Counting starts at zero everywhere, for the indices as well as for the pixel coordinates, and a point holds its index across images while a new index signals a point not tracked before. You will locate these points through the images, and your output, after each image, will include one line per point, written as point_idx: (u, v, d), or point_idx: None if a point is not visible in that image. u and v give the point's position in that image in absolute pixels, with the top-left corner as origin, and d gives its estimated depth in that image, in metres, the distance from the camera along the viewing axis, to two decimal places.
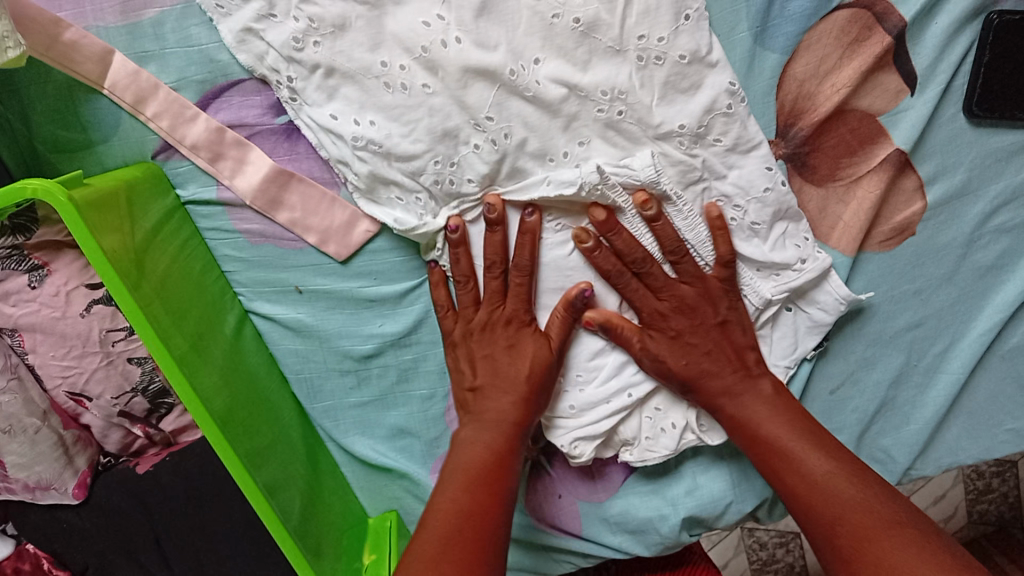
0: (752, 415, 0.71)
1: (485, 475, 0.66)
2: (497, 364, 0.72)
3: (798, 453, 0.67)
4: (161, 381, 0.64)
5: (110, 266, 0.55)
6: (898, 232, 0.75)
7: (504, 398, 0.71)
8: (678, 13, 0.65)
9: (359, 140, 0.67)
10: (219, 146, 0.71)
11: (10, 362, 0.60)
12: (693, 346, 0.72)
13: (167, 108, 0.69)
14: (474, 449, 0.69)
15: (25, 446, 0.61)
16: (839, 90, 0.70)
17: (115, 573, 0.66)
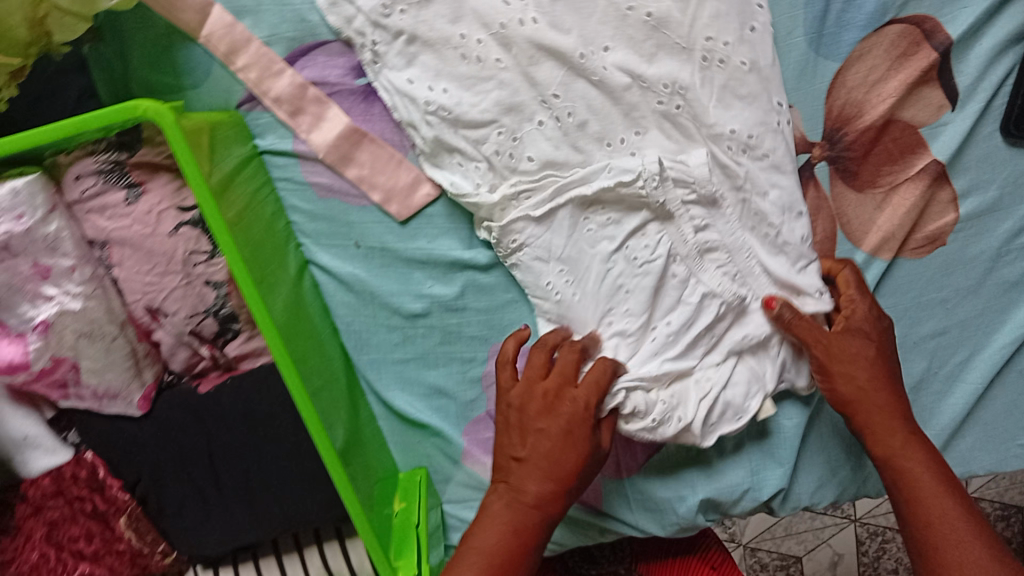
0: (915, 470, 0.68)
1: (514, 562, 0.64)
2: (536, 445, 0.67)
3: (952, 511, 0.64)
4: (233, 309, 0.68)
5: (204, 184, 0.60)
6: (930, 242, 0.79)
7: (541, 480, 0.66)
8: (743, 24, 0.70)
9: (431, 106, 0.72)
10: (300, 101, 0.76)
11: (97, 273, 0.65)
12: (857, 359, 0.71)
13: (256, 60, 0.75)
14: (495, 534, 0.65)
15: (100, 352, 0.66)
16: (885, 99, 0.74)
17: (167, 485, 0.71)
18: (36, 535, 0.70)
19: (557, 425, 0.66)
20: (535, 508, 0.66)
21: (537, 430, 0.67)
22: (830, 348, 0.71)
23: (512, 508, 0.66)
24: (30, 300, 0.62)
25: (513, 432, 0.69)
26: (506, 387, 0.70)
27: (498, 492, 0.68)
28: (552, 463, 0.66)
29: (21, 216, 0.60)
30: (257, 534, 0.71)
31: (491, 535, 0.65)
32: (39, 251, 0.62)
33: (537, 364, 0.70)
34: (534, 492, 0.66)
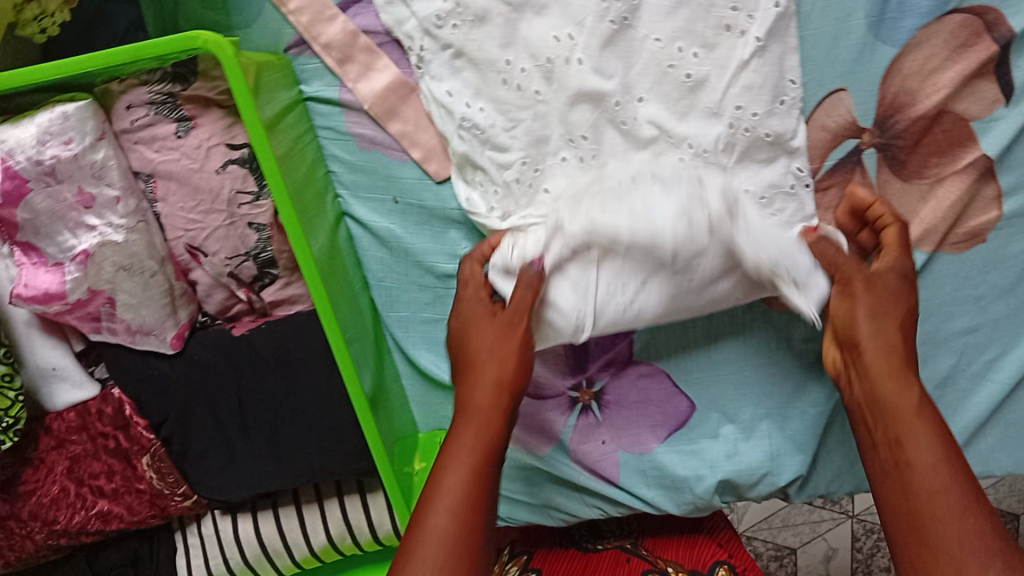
0: (880, 394, 0.62)
1: (483, 466, 0.62)
2: (472, 357, 0.69)
3: (920, 435, 0.59)
4: (273, 253, 0.68)
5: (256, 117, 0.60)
6: (970, 237, 0.79)
7: (481, 386, 0.67)
8: (776, 97, 0.70)
9: (466, 121, 0.72)
10: (350, 49, 0.75)
11: (140, 206, 0.64)
12: (886, 301, 0.65)
13: (310, 4, 0.74)
14: (458, 449, 0.63)
15: (137, 287, 0.65)
16: (940, 90, 0.74)
17: (192, 428, 0.70)
18: (58, 468, 0.71)
19: (494, 337, 0.69)
20: (490, 413, 0.65)
21: (478, 349, 0.69)
22: (869, 280, 0.66)
23: (474, 420, 0.65)
24: (71, 230, 0.61)
25: (464, 362, 0.69)
26: (458, 315, 0.72)
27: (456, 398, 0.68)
28: (487, 374, 0.67)
29: (69, 142, 0.59)
30: (281, 481, 0.71)
31: (450, 489, 0.60)
32: (84, 179, 0.61)
33: (483, 303, 0.71)
34: (481, 400, 0.66)
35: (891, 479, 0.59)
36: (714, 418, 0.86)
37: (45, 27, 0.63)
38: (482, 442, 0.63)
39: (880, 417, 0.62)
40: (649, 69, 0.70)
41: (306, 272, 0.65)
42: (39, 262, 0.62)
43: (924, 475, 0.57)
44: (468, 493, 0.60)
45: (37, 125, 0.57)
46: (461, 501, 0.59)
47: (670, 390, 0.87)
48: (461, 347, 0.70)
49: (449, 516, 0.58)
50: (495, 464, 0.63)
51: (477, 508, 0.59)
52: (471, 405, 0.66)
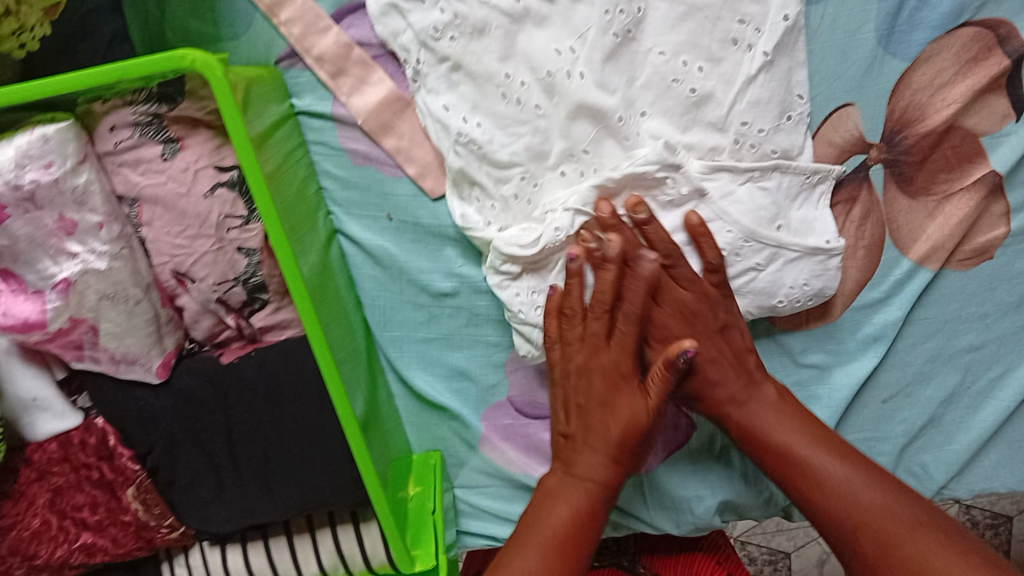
0: (758, 420, 0.69)
1: (573, 542, 0.65)
2: (591, 416, 0.69)
3: (818, 455, 0.66)
4: (264, 277, 0.65)
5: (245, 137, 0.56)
6: (978, 254, 0.77)
7: (596, 456, 0.68)
8: (782, 113, 0.68)
9: (462, 138, 0.69)
10: (342, 61, 0.72)
11: (125, 231, 0.61)
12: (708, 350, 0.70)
13: (302, 15, 0.71)
14: (563, 509, 0.67)
15: (121, 316, 0.62)
16: (949, 105, 0.72)
17: (180, 459, 0.67)
18: (39, 501, 0.67)
19: (625, 421, 0.67)
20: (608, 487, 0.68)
21: (605, 411, 0.68)
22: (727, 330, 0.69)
23: (580, 488, 0.68)
24: (52, 257, 0.58)
25: (574, 412, 0.70)
26: (553, 343, 0.70)
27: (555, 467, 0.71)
28: (607, 439, 0.68)
29: (49, 165, 0.55)
30: (271, 514, 0.68)
31: (554, 521, 0.66)
32: (66, 204, 0.57)
33: (593, 322, 0.68)
34: (590, 469, 0.68)
35: (820, 504, 0.65)
36: (714, 437, 0.84)
37: (23, 41, 0.60)
38: (581, 517, 0.67)
39: (792, 460, 0.67)
40: (653, 79, 0.68)
41: (295, 293, 0.61)
42: (18, 288, 0.59)
43: (878, 515, 0.62)
44: (569, 527, 0.66)
45: (16, 148, 0.55)
46: (552, 546, 0.64)
47: (673, 409, 0.83)
48: (562, 404, 0.72)
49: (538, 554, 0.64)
50: (597, 525, 0.67)
51: (568, 564, 0.64)
52: (578, 473, 0.68)
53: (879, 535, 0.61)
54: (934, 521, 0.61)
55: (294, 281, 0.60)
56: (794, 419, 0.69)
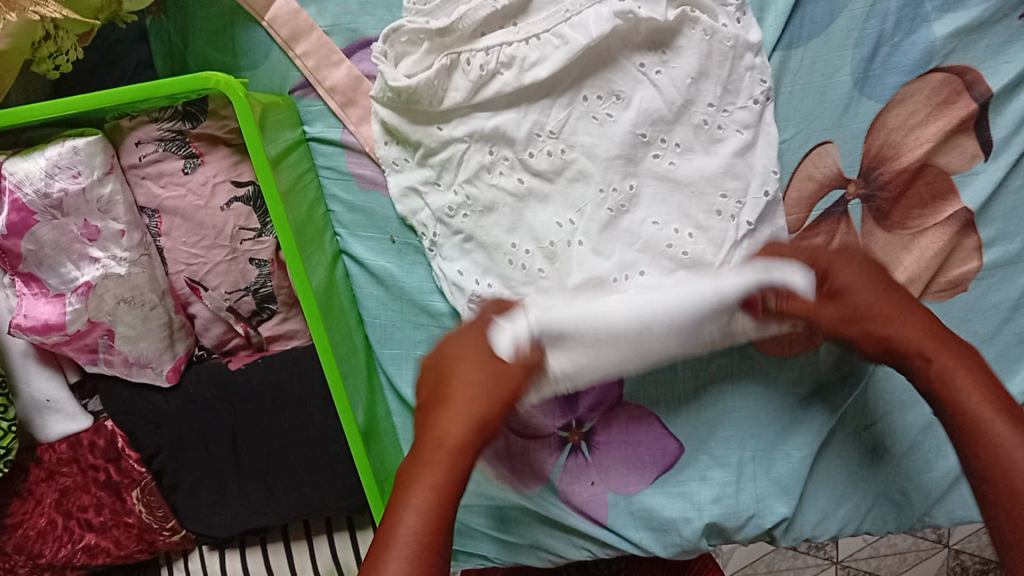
0: (941, 363, 0.59)
1: (448, 484, 0.55)
2: (444, 383, 0.61)
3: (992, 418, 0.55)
4: (273, 288, 0.68)
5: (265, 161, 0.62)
6: (952, 286, 0.80)
7: (451, 415, 0.58)
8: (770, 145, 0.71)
9: (475, 299, 0.74)
10: (353, 93, 0.76)
11: (144, 239, 0.65)
12: (868, 275, 0.62)
13: (316, 49, 0.76)
14: (422, 471, 0.56)
15: (136, 320, 0.65)
16: (922, 144, 0.76)
17: (184, 460, 0.70)
18: (46, 500, 0.71)
19: (480, 371, 0.60)
20: (458, 439, 0.57)
21: (463, 380, 0.60)
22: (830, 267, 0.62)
23: (435, 467, 0.55)
24: (75, 261, 0.63)
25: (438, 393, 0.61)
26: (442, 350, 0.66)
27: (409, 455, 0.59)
28: (469, 392, 0.59)
29: (78, 175, 0.60)
30: (271, 518, 0.70)
31: (408, 525, 0.52)
32: (90, 212, 0.62)
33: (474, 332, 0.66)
34: (449, 425, 0.58)
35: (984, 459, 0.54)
36: (702, 461, 0.86)
37: (59, 64, 0.65)
38: (445, 491, 0.55)
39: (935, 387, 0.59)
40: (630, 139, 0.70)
41: (306, 305, 0.65)
42: (39, 292, 0.64)
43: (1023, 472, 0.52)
44: (436, 482, 0.55)
45: (47, 158, 0.59)
46: (416, 543, 0.52)
47: (660, 431, 0.87)
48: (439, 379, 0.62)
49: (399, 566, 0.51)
50: (458, 493, 0.55)
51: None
52: (439, 440, 0.57)
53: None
54: None
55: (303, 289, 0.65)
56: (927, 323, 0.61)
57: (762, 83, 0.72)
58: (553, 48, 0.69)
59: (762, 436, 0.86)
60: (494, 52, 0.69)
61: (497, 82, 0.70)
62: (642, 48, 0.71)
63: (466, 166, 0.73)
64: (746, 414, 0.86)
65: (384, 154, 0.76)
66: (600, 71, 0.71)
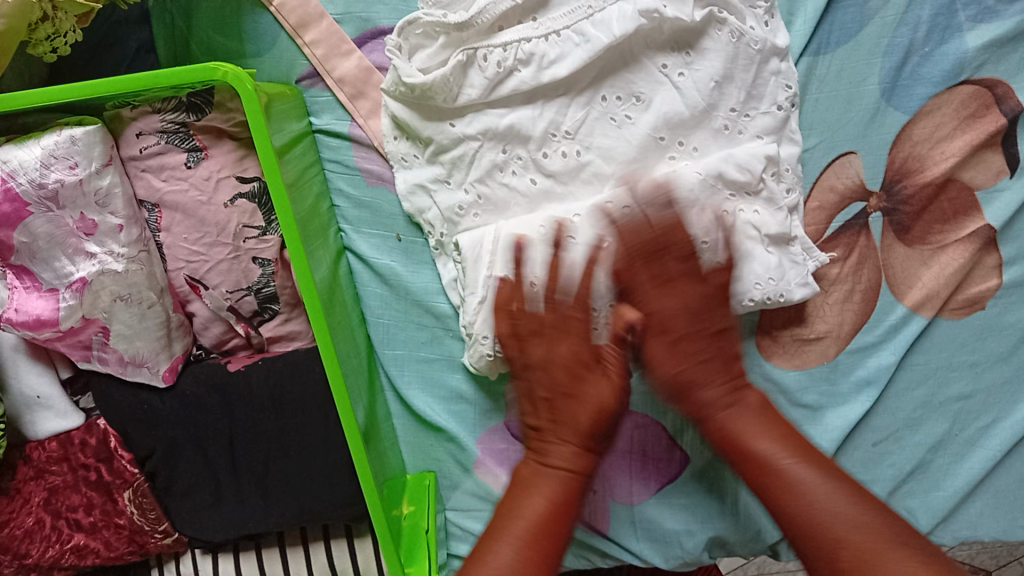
0: (731, 421, 0.60)
1: (550, 532, 0.58)
2: (559, 407, 0.61)
3: (806, 481, 0.57)
4: (276, 288, 0.66)
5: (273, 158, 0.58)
6: (969, 304, 0.78)
7: (567, 446, 0.60)
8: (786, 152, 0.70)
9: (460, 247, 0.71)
10: (363, 84, 0.74)
11: (143, 235, 0.63)
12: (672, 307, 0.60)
13: (326, 38, 0.73)
14: (538, 503, 0.60)
15: (133, 318, 0.63)
16: (948, 158, 0.74)
17: (180, 462, 0.68)
18: (35, 499, 0.68)
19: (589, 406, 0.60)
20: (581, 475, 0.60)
21: (573, 397, 0.61)
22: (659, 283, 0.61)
23: (553, 478, 0.61)
24: (70, 257, 0.60)
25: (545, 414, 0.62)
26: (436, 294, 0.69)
27: (531, 470, 0.62)
28: (579, 426, 0.60)
29: (75, 166, 0.58)
30: (267, 524, 0.68)
31: (529, 515, 0.59)
32: (88, 205, 0.59)
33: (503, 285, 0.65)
34: (563, 460, 0.61)
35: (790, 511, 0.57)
36: (709, 472, 0.84)
37: (55, 46, 0.62)
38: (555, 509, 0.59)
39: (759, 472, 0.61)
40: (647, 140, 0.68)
41: (310, 305, 0.62)
42: (32, 286, 0.61)
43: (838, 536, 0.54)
44: (543, 521, 0.59)
45: (43, 147, 0.57)
46: (530, 532, 0.58)
47: (666, 441, 0.84)
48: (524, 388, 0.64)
49: (513, 547, 0.58)
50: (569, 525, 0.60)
51: None
52: (550, 466, 0.61)
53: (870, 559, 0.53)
54: (896, 535, 0.54)
55: (307, 293, 0.61)
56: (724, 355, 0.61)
57: (787, 90, 0.69)
58: (573, 45, 0.66)
59: None
60: (511, 46, 0.67)
61: (514, 79, 0.67)
62: (665, 48, 0.68)
63: (477, 165, 0.70)
64: None
65: (393, 150, 0.74)
66: (621, 70, 0.68)
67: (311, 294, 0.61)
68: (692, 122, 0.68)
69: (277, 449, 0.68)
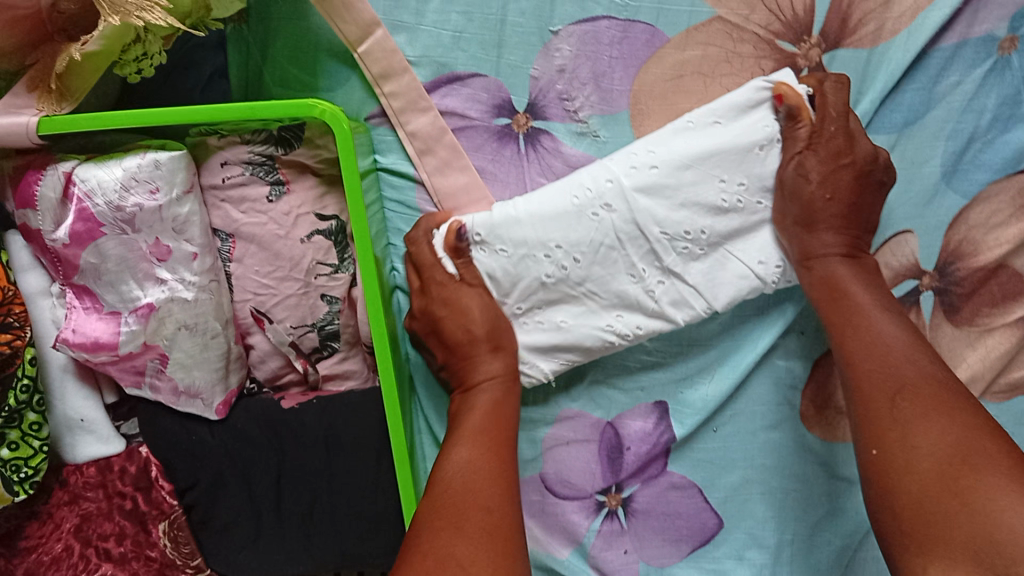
0: (837, 270, 0.66)
1: (499, 430, 0.63)
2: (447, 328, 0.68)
3: (875, 329, 0.62)
4: (339, 326, 0.65)
5: (356, 183, 0.58)
6: (1012, 388, 0.76)
7: (495, 360, 0.68)
8: None
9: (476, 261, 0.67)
10: (434, 141, 0.71)
11: (215, 264, 0.62)
12: (843, 182, 0.66)
13: (406, 92, 0.70)
14: (475, 411, 0.65)
15: (195, 348, 0.61)
16: (1002, 245, 0.71)
17: (222, 496, 0.66)
18: (66, 525, 0.66)
19: (487, 321, 0.67)
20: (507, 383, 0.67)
21: (464, 326, 0.67)
22: (812, 144, 0.65)
23: (485, 389, 0.66)
24: (139, 281, 0.59)
25: (460, 347, 0.68)
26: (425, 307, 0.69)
27: (484, 391, 0.66)
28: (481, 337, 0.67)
29: (155, 191, 0.57)
30: (304, 565, 0.66)
31: (473, 428, 0.63)
32: (163, 231, 0.59)
33: (442, 275, 0.68)
34: (489, 372, 0.67)
35: (853, 344, 0.63)
36: (739, 539, 0.79)
37: (141, 68, 0.59)
38: (495, 412, 0.64)
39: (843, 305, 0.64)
40: (750, 224, 0.67)
41: (378, 350, 0.62)
42: (92, 308, 0.60)
43: (891, 380, 0.59)
44: (489, 425, 0.63)
45: (124, 169, 0.56)
46: (483, 437, 0.62)
47: (701, 504, 0.78)
48: (454, 326, 0.67)
49: (470, 449, 0.60)
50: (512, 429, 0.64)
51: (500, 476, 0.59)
52: (479, 378, 0.67)
53: (890, 416, 0.57)
54: (962, 409, 0.55)
55: (377, 319, 0.61)
56: (850, 176, 0.66)
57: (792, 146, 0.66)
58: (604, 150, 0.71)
59: (805, 520, 0.78)
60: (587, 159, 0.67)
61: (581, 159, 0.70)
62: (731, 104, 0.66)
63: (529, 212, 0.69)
64: (792, 497, 0.78)
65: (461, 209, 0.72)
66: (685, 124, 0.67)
67: (379, 318, 0.61)
68: (770, 218, 0.68)
69: (325, 491, 0.66)
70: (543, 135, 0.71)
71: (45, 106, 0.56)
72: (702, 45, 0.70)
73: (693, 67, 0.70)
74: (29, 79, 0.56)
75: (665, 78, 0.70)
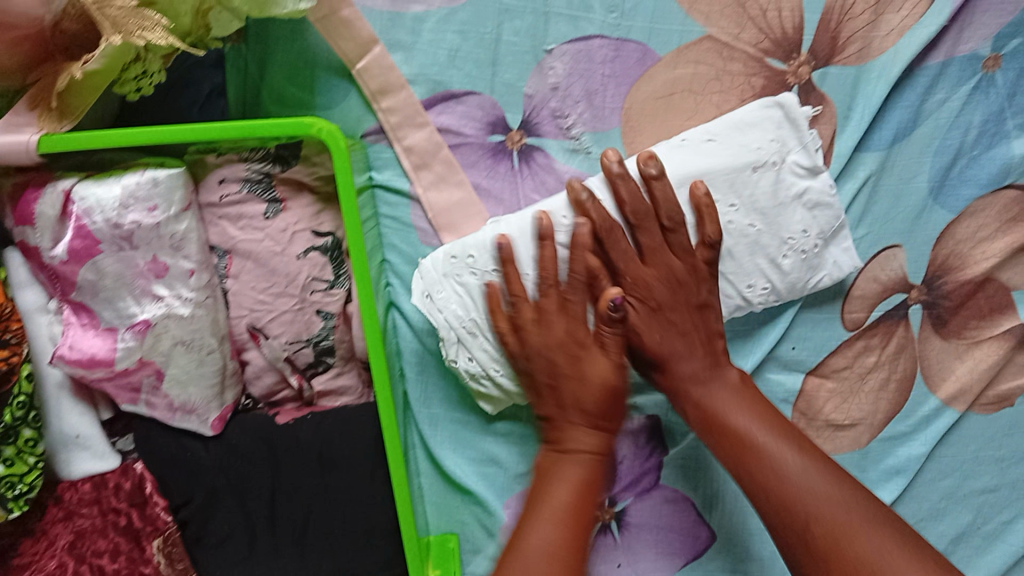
0: (712, 402, 0.65)
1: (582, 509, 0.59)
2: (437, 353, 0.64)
3: (769, 453, 0.61)
4: (334, 342, 0.66)
5: (350, 192, 0.59)
6: (999, 400, 0.75)
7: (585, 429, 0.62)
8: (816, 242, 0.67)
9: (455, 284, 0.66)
10: (430, 156, 0.72)
11: (212, 280, 0.62)
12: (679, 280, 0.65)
13: (403, 108, 0.71)
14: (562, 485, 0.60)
15: (191, 364, 0.62)
16: (989, 258, 0.73)
17: (217, 512, 0.66)
18: (59, 542, 0.65)
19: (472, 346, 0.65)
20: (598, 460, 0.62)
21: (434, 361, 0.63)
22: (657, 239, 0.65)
23: (578, 463, 0.62)
24: (136, 297, 0.60)
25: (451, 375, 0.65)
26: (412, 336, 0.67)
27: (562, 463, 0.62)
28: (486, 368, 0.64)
29: (153, 209, 0.58)
30: None
31: (559, 504, 0.59)
32: (161, 248, 0.59)
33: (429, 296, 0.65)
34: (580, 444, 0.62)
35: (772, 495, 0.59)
36: (733, 551, 0.78)
37: (141, 87, 0.59)
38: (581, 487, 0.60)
39: (740, 442, 0.62)
40: (740, 247, 0.66)
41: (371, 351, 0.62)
42: (89, 324, 0.60)
43: (803, 500, 0.58)
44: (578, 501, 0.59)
45: (124, 187, 0.57)
46: (562, 514, 0.58)
47: (694, 517, 0.78)
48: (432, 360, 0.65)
49: (550, 525, 0.58)
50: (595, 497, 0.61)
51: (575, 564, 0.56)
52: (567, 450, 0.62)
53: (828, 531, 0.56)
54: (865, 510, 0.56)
55: (370, 315, 0.61)
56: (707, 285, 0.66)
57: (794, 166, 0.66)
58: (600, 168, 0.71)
59: None
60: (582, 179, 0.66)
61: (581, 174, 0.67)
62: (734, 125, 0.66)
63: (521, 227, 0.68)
64: None
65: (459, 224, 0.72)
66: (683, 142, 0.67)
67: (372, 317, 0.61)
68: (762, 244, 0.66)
69: (320, 506, 0.67)
70: (537, 152, 0.72)
71: (45, 124, 0.57)
72: (692, 63, 0.71)
73: (684, 85, 0.71)
74: (30, 98, 0.57)
75: (656, 96, 0.71)
